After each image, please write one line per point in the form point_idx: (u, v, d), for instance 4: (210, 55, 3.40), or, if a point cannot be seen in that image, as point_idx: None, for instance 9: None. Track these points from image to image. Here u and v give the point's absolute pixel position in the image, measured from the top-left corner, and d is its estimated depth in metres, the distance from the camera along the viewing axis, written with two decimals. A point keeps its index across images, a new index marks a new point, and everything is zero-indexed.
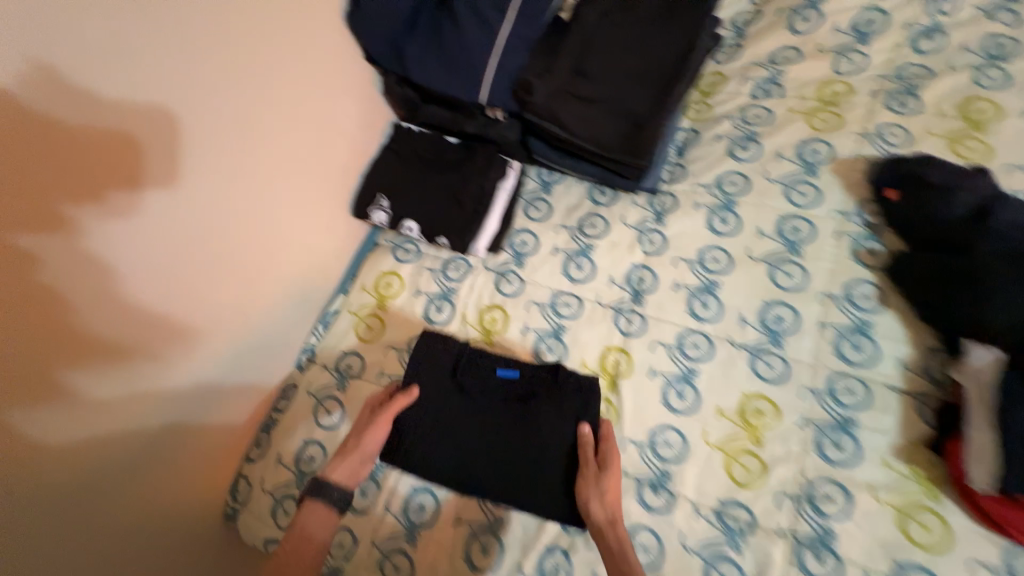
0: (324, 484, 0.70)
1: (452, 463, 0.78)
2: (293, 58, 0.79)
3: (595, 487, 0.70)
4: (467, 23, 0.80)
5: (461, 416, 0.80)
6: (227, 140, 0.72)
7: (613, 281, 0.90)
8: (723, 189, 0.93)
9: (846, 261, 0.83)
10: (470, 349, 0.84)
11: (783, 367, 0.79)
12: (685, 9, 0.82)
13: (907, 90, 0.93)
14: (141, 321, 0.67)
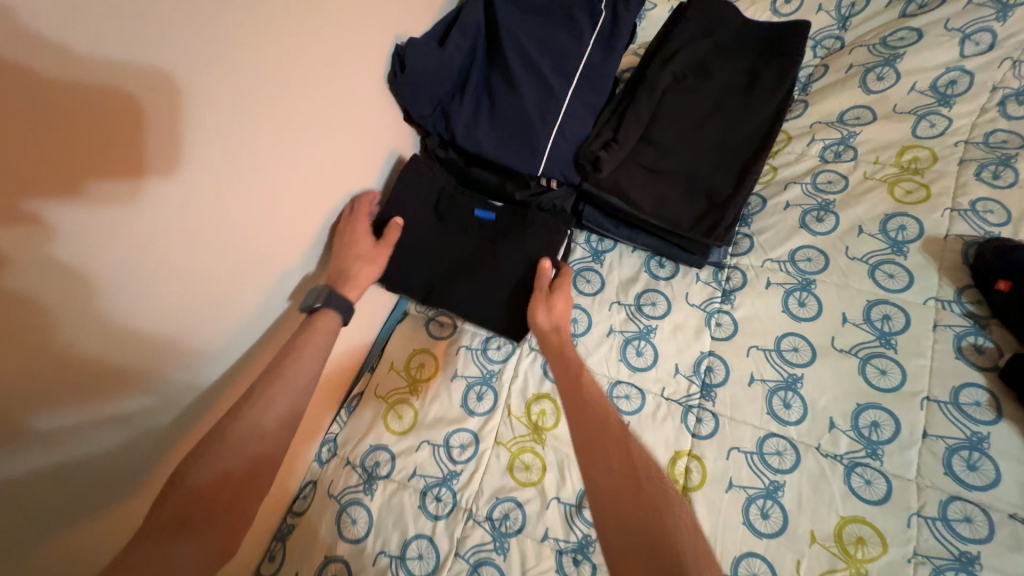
0: (335, 293, 0.68)
1: (422, 282, 0.82)
2: (341, 108, 0.70)
3: (543, 302, 0.75)
4: (525, 86, 0.73)
5: (430, 238, 0.82)
6: (260, 130, 0.58)
7: (678, 370, 0.80)
8: (798, 266, 0.83)
9: (948, 360, 0.73)
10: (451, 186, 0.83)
11: (886, 486, 0.69)
12: (768, 82, 0.76)
13: (1002, 160, 0.83)
14: (132, 347, 0.52)
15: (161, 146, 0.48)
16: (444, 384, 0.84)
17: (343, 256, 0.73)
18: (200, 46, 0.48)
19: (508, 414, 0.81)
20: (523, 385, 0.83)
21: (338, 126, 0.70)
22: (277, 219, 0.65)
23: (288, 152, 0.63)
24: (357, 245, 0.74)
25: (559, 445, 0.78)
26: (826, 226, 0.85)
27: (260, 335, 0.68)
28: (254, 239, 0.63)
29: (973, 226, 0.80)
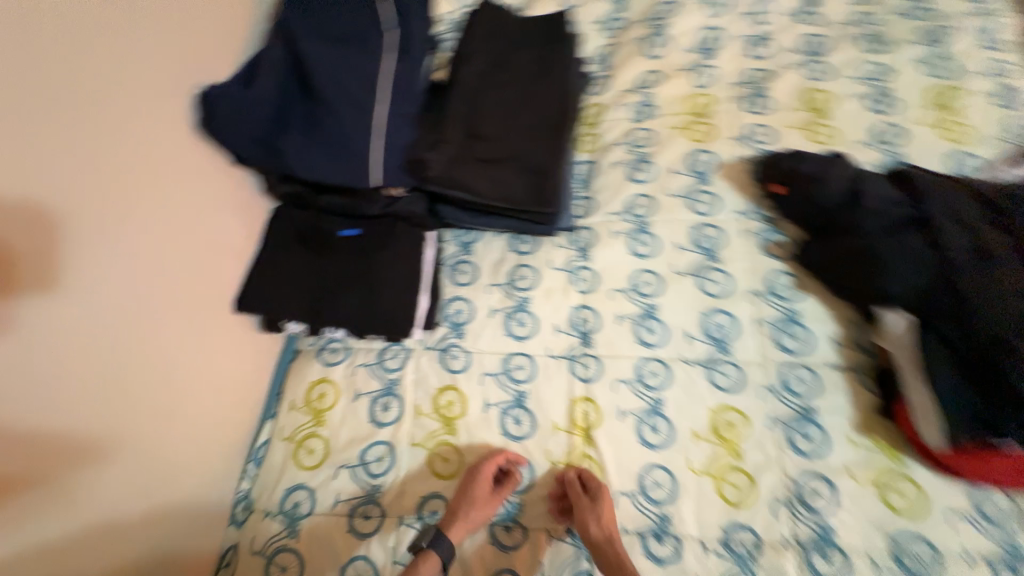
0: (438, 535, 0.72)
1: (307, 307, 0.84)
2: (195, 178, 0.74)
3: (593, 513, 0.71)
4: (341, 108, 0.76)
5: (308, 265, 0.85)
6: (113, 225, 0.62)
7: (558, 329, 0.88)
8: (634, 213, 0.97)
9: (759, 257, 0.89)
10: (314, 211, 0.88)
11: (737, 373, 0.82)
12: (561, 65, 0.86)
13: (758, 92, 1.05)
14: (33, 457, 0.55)
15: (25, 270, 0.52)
16: (348, 407, 0.85)
17: (463, 498, 0.74)
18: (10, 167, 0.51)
19: (417, 414, 0.83)
20: (425, 384, 0.86)
21: (198, 197, 0.75)
22: (157, 310, 0.68)
23: (135, 249, 0.65)
24: (475, 494, 0.74)
25: (470, 430, 0.82)
26: (647, 174, 1.00)
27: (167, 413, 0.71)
28: (144, 333, 0.67)
29: (756, 147, 0.98)
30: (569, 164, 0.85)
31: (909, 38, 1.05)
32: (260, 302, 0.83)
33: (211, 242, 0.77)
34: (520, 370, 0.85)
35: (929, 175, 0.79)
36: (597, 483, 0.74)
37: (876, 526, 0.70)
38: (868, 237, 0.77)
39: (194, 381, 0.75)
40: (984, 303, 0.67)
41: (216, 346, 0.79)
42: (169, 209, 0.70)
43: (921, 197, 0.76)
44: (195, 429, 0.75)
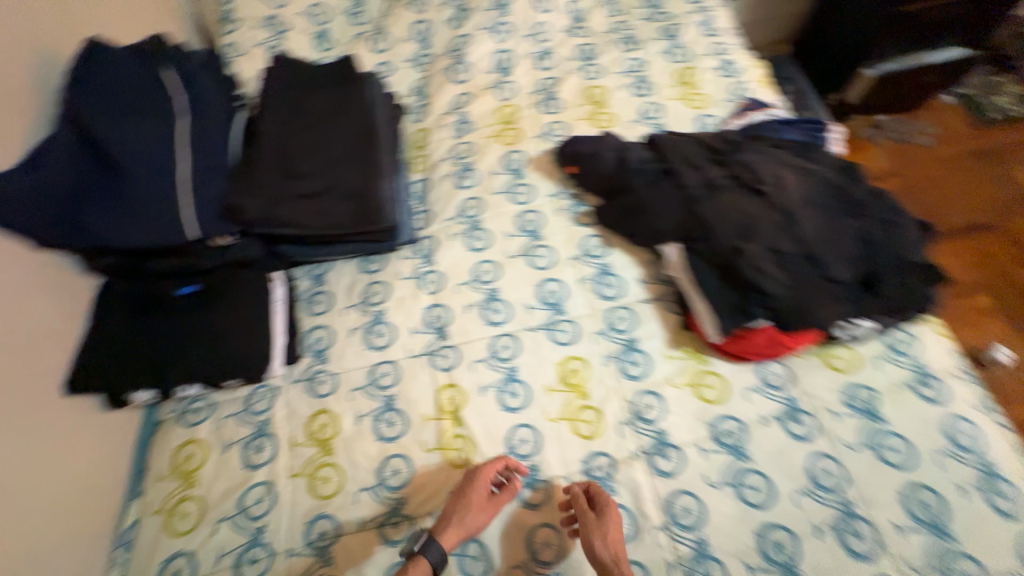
0: (432, 541, 0.71)
1: (153, 373, 0.83)
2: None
3: (598, 529, 0.70)
4: (142, 173, 0.79)
5: (147, 332, 0.85)
6: None
7: (415, 330, 0.95)
8: (466, 214, 1.09)
9: (572, 228, 1.04)
10: (146, 279, 0.89)
11: (572, 327, 0.94)
12: (357, 100, 0.97)
13: (549, 96, 1.24)
14: None
15: None
16: (219, 459, 0.84)
17: (458, 502, 0.75)
18: None
19: (293, 446, 0.85)
20: (297, 414, 0.88)
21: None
22: None
23: None
24: (472, 496, 0.75)
25: (346, 444, 0.85)
26: (471, 180, 1.14)
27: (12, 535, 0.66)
28: None
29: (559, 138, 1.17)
30: (386, 184, 0.94)
31: (652, 37, 1.33)
32: (99, 380, 0.81)
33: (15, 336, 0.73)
34: (386, 377, 0.91)
35: (671, 135, 0.99)
36: (606, 500, 0.74)
37: (698, 419, 0.85)
38: (637, 191, 0.95)
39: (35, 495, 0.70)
40: (717, 220, 0.86)
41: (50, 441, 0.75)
42: None
43: (664, 153, 0.96)
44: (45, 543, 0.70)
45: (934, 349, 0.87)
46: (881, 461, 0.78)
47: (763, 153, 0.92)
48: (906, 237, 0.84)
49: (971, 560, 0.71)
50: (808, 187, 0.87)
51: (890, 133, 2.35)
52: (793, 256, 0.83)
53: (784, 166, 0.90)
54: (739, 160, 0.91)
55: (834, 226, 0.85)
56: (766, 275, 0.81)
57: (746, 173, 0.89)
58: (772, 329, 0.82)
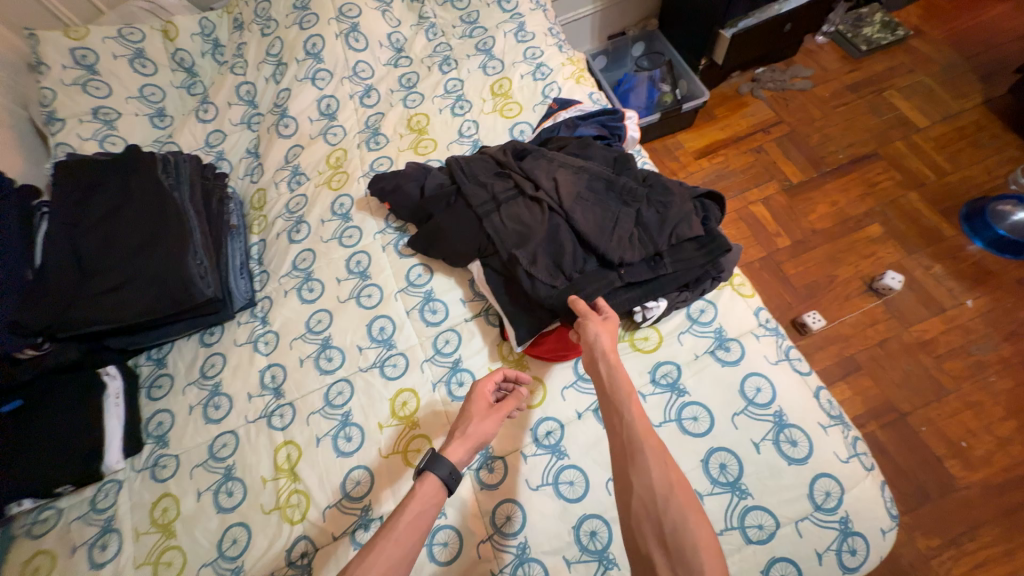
0: (439, 456, 0.71)
1: None
2: None
3: (595, 317, 0.77)
4: None
5: None
6: None
7: (252, 395, 0.97)
8: (299, 268, 1.10)
9: (398, 261, 1.07)
10: None
11: (403, 360, 0.97)
12: (147, 185, 1.00)
13: (374, 133, 1.26)
14: None
15: None
16: (65, 565, 0.85)
17: (462, 418, 0.77)
18: None
19: (137, 535, 0.87)
20: (141, 503, 0.90)
21: None
22: None
23: None
24: (472, 409, 0.78)
25: (187, 523, 0.87)
26: (303, 233, 1.15)
27: None
28: None
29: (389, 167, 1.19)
30: (195, 259, 0.97)
31: (469, 54, 1.35)
32: None
33: None
34: (225, 447, 0.93)
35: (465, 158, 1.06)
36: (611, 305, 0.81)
37: (520, 426, 0.88)
38: (438, 219, 1.00)
39: None
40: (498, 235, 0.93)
41: None
42: None
43: (455, 178, 1.03)
44: None
45: (730, 312, 0.91)
46: (683, 433, 0.81)
47: (540, 162, 0.99)
48: (677, 213, 0.88)
49: (764, 511, 0.74)
50: (577, 183, 0.94)
51: (768, 84, 2.34)
52: (572, 251, 0.89)
53: (558, 168, 0.97)
54: (518, 173, 0.99)
55: (604, 216, 0.90)
56: (544, 276, 0.88)
57: (525, 182, 0.96)
58: (562, 329, 0.93)
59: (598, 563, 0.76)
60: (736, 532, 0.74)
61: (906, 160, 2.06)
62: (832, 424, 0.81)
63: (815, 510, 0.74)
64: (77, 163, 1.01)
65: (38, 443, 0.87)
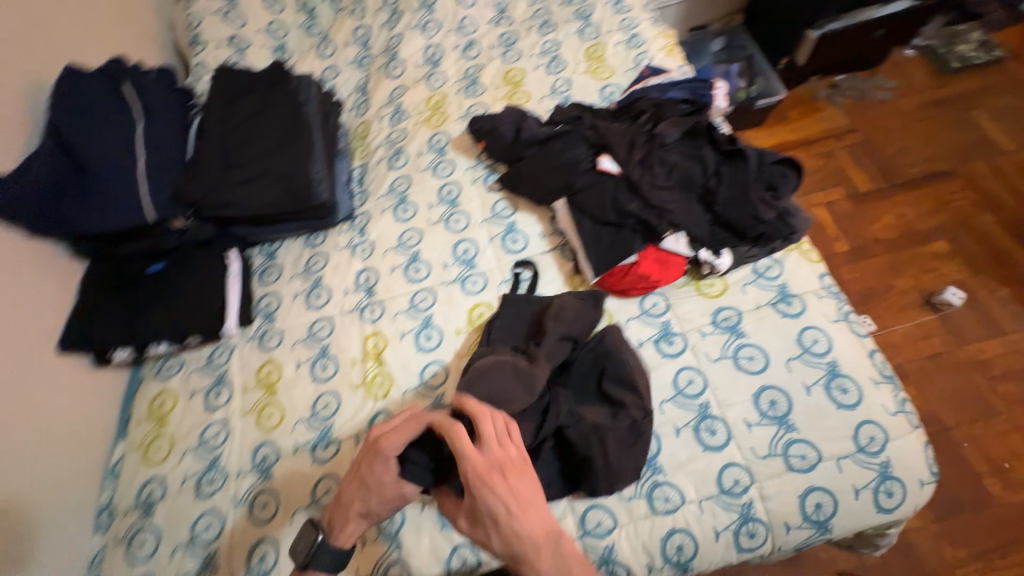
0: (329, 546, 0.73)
1: (125, 333, 1.01)
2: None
3: (497, 530, 0.63)
4: (99, 167, 0.96)
5: (118, 306, 1.02)
6: None
7: (348, 291, 1.10)
8: (395, 191, 1.23)
9: (486, 195, 1.18)
10: (123, 262, 1.06)
11: (482, 279, 1.08)
12: (284, 98, 1.15)
13: (472, 82, 1.37)
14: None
15: None
16: (185, 404, 1.01)
17: (361, 495, 0.72)
18: None
19: (244, 389, 1.01)
20: (249, 365, 1.04)
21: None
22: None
23: None
24: (379, 482, 0.72)
25: (287, 386, 1.01)
26: (402, 162, 1.28)
27: (42, 460, 0.87)
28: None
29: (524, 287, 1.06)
30: (314, 166, 1.10)
31: (567, 19, 1.44)
32: (86, 339, 0.99)
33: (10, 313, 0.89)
34: (322, 330, 1.06)
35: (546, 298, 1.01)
36: (480, 478, 0.64)
37: None
38: (530, 159, 1.08)
39: (41, 432, 0.89)
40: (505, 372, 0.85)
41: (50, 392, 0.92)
42: None
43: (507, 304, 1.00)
44: (62, 469, 0.90)
45: (795, 272, 0.96)
46: (738, 370, 0.88)
47: (577, 317, 0.92)
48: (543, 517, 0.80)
49: (807, 444, 0.81)
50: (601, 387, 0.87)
51: (848, 91, 2.31)
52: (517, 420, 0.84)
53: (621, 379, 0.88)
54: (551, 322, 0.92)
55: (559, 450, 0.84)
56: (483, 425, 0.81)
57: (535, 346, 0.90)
58: (652, 251, 0.94)
59: (646, 468, 0.83)
60: (779, 458, 0.80)
61: (985, 181, 2.00)
62: (883, 381, 0.85)
63: (858, 451, 0.80)
64: (227, 74, 1.17)
65: (176, 301, 1.04)
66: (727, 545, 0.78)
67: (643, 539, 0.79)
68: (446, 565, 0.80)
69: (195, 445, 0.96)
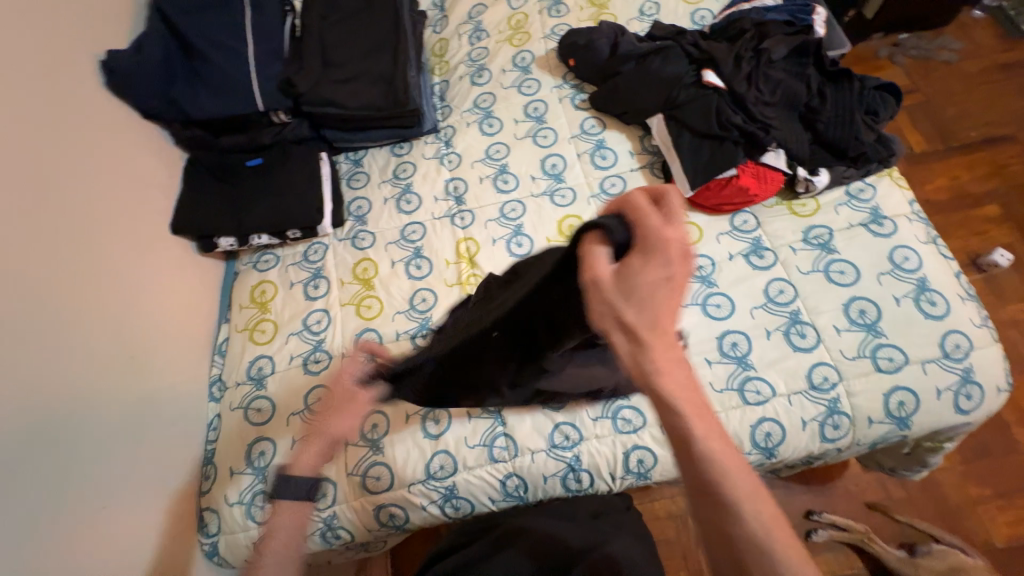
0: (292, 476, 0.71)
1: (229, 221, 1.04)
2: (100, 139, 0.90)
3: (627, 297, 0.48)
4: (214, 56, 1.02)
5: (221, 195, 1.06)
6: (76, 211, 0.82)
7: (438, 198, 1.13)
8: (480, 106, 1.23)
9: (573, 113, 1.18)
10: (223, 155, 1.09)
11: (572, 193, 1.09)
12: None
13: (556, 2, 1.35)
14: (106, 366, 0.80)
15: (64, 268, 0.78)
16: (286, 293, 1.05)
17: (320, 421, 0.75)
18: (27, 191, 0.74)
19: (342, 283, 1.06)
20: (344, 262, 1.08)
21: (101, 150, 0.90)
22: (119, 260, 0.88)
23: (92, 229, 0.84)
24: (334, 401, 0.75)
25: (383, 282, 1.05)
26: (485, 78, 1.27)
27: (161, 326, 0.94)
28: (120, 281, 0.87)
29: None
30: (410, 72, 1.12)
31: None
32: (192, 223, 1.03)
33: (124, 188, 0.93)
34: (415, 234, 1.09)
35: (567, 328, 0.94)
36: (654, 237, 0.48)
37: None
38: (627, 75, 1.08)
39: (157, 301, 0.95)
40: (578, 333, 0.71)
41: (162, 268, 0.98)
42: (100, 179, 0.88)
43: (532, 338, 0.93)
44: (176, 341, 0.97)
45: (889, 196, 0.98)
46: (829, 282, 0.92)
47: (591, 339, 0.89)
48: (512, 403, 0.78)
49: (895, 348, 0.85)
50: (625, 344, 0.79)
51: (910, 51, 2.25)
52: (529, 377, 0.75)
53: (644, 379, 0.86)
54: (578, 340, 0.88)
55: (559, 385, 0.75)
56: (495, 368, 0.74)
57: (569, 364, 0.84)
58: (749, 165, 0.97)
59: (737, 365, 0.89)
60: (867, 360, 0.86)
61: None
62: (969, 298, 0.89)
63: (943, 357, 0.85)
64: None
65: (274, 195, 1.06)
66: (813, 434, 0.84)
67: (734, 427, 0.85)
68: (548, 442, 0.87)
69: (298, 329, 1.01)
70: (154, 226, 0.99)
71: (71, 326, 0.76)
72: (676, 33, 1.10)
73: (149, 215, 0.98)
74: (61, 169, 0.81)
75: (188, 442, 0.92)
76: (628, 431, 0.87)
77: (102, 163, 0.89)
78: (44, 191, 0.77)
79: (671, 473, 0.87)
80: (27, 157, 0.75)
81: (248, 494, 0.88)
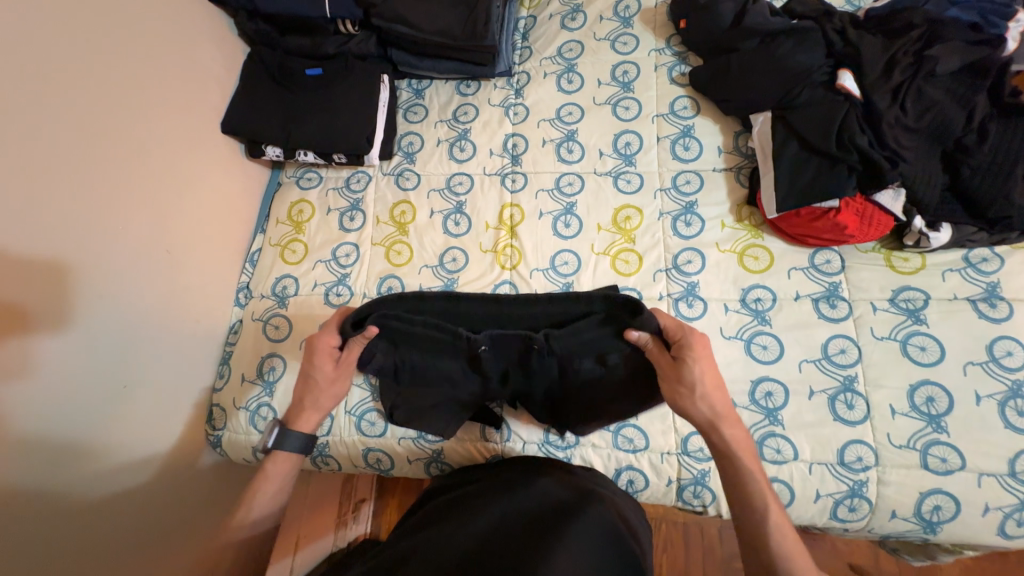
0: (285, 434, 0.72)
1: (277, 130, 1.00)
2: (157, 15, 0.87)
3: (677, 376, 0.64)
4: None
5: (274, 100, 1.02)
6: (119, 89, 0.80)
7: (493, 152, 1.04)
8: (564, 56, 1.08)
9: (667, 86, 1.02)
10: (282, 55, 1.03)
11: (639, 180, 0.97)
12: None
13: None
14: (136, 252, 0.82)
15: (101, 146, 0.77)
16: (321, 218, 1.03)
17: (307, 385, 0.74)
18: (68, 61, 0.73)
19: (377, 222, 1.02)
20: (383, 199, 1.04)
21: (155, 29, 0.86)
22: (160, 147, 0.87)
23: (133, 110, 0.82)
24: (318, 374, 0.72)
25: (418, 231, 1.00)
26: (578, 23, 1.11)
27: (197, 223, 0.94)
28: (160, 170, 0.86)
29: None
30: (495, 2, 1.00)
31: None
32: (242, 125, 1.00)
33: (176, 73, 0.90)
34: (461, 186, 1.02)
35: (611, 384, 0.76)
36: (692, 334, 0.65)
37: (734, 283, 0.89)
38: (743, 55, 0.91)
39: (198, 197, 0.94)
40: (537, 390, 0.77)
41: (207, 165, 0.96)
42: (148, 59, 0.85)
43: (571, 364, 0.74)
44: (212, 240, 0.97)
45: (1019, 274, 0.81)
46: (903, 356, 0.80)
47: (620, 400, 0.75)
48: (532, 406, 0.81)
49: (953, 450, 0.75)
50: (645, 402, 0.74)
51: None
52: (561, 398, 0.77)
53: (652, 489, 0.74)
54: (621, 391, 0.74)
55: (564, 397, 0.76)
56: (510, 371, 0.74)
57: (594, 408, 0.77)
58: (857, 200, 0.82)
59: (765, 417, 0.81)
60: (915, 454, 0.76)
61: None
62: None
63: (1008, 474, 0.73)
64: None
65: (325, 112, 1.01)
66: (823, 508, 0.78)
67: None
68: (543, 436, 0.86)
69: (326, 257, 1.00)
70: (204, 120, 0.96)
71: (104, 207, 0.77)
72: (821, 15, 0.90)
73: (199, 107, 0.95)
74: (110, 42, 0.79)
75: (207, 341, 0.95)
76: (626, 450, 0.83)
77: (154, 42, 0.86)
78: (88, 64, 0.75)
79: (658, 500, 0.84)
80: (72, 24, 0.73)
81: (254, 403, 0.92)
